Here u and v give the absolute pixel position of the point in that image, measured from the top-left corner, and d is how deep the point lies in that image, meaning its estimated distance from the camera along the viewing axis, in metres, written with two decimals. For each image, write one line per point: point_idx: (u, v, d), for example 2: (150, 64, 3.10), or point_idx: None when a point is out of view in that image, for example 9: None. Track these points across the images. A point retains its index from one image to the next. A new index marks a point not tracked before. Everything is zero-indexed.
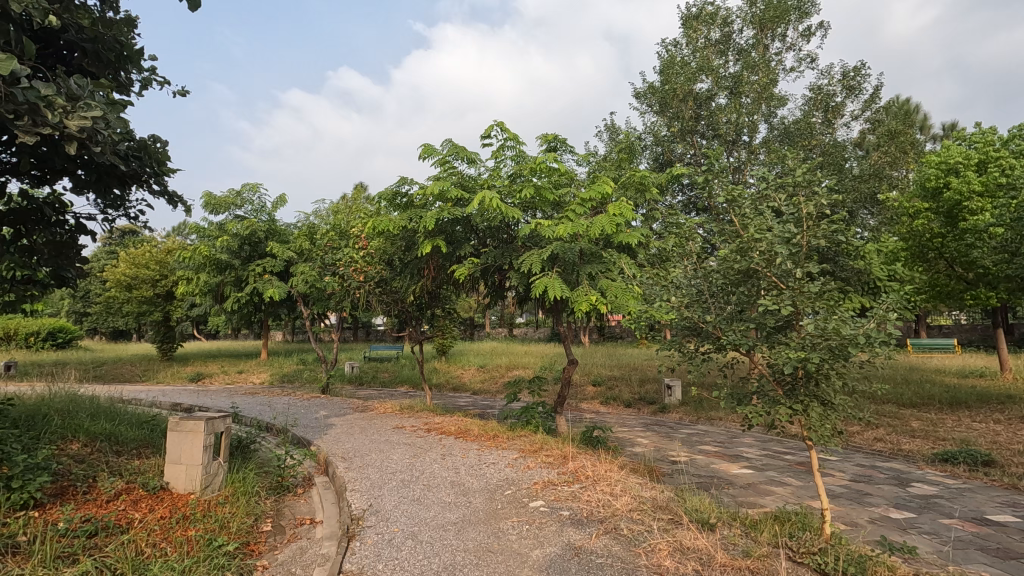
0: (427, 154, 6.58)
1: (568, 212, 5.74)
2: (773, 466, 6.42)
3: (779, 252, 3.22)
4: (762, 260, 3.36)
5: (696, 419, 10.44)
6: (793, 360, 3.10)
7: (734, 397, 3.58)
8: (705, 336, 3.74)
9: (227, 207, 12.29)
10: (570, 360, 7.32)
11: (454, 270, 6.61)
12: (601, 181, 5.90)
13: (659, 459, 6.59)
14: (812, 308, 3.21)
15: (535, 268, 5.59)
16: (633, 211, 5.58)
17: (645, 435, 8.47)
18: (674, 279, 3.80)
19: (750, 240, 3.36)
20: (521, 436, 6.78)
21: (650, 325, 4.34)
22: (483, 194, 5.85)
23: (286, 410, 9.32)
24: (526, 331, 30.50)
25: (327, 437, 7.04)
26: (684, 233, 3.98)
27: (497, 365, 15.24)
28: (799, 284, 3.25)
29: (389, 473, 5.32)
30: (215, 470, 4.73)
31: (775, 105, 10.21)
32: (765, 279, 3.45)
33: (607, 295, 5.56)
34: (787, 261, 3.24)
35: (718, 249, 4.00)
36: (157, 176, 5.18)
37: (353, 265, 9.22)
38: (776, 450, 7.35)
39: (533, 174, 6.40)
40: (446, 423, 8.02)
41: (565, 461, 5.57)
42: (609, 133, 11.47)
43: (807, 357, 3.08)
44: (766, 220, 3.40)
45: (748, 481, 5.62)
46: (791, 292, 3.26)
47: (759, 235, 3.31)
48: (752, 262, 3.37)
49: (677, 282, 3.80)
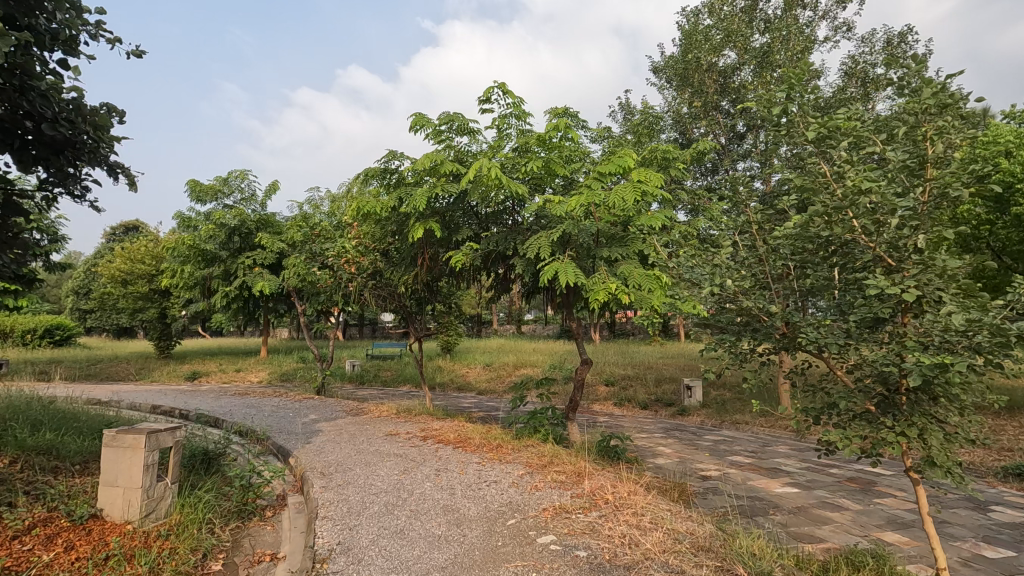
0: (419, 125, 5.70)
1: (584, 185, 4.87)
2: (820, 483, 5.54)
3: (898, 213, 2.22)
4: (867, 225, 2.35)
5: (720, 422, 9.56)
6: (919, 370, 2.15)
7: (810, 414, 2.69)
8: (768, 331, 2.84)
9: (214, 195, 11.57)
10: (585, 360, 6.42)
11: (451, 257, 5.76)
12: (621, 152, 5.00)
13: (688, 473, 5.72)
14: (939, 292, 2.24)
15: (542, 251, 4.73)
16: (663, 178, 4.66)
17: (667, 443, 7.61)
18: (720, 259, 2.87)
19: (844, 198, 2.35)
20: (528, 446, 5.96)
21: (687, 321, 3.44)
22: (481, 163, 4.98)
23: (273, 413, 8.55)
24: (536, 327, 29.65)
25: (310, 445, 6.26)
26: (740, 195, 3.03)
27: (504, 364, 14.43)
28: (924, 259, 2.26)
29: (371, 495, 4.49)
30: (160, 494, 3.95)
31: (810, 77, 9.19)
32: (863, 253, 2.48)
33: (629, 285, 4.65)
34: (905, 226, 2.26)
35: (784, 217, 3.05)
36: (104, 144, 4.42)
37: (343, 256, 8.43)
38: (819, 463, 6.44)
39: (541, 147, 5.56)
40: (445, 429, 7.21)
41: (580, 479, 4.72)
42: (623, 112, 10.54)
43: (937, 365, 2.13)
44: (868, 169, 2.41)
45: (796, 504, 4.74)
46: (911, 270, 2.27)
47: (865, 191, 2.31)
48: (851, 229, 2.37)
49: (726, 263, 2.88)
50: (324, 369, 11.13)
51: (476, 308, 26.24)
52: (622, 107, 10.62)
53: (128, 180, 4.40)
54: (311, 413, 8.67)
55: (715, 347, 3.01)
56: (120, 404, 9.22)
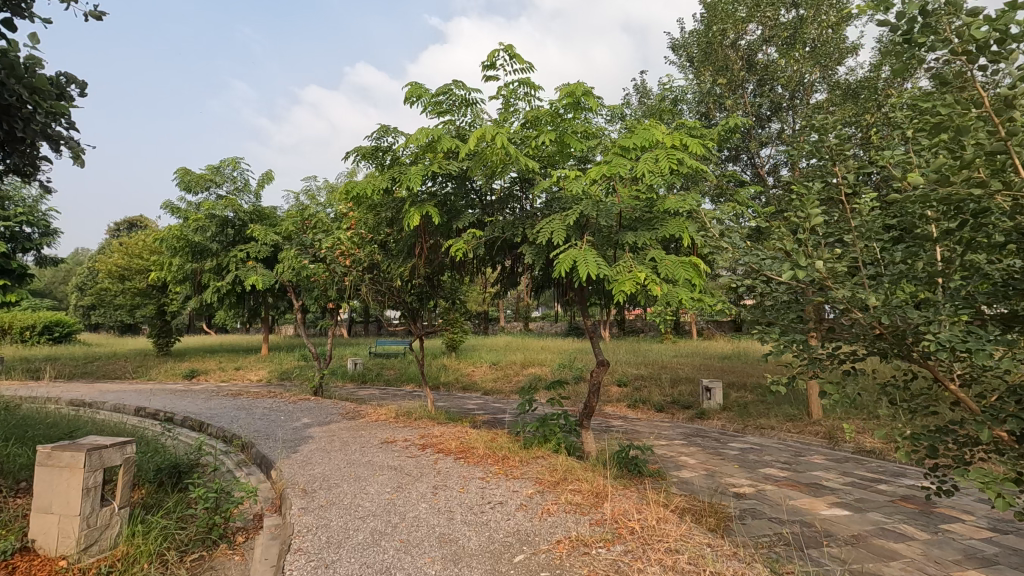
0: (415, 96, 5.05)
1: (609, 156, 4.22)
2: (871, 503, 4.86)
3: None
4: None
5: (743, 427, 8.90)
6: None
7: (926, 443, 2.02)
8: (857, 330, 2.18)
9: (205, 184, 11.05)
10: (601, 361, 5.73)
11: (450, 246, 5.10)
12: (648, 123, 4.34)
13: (719, 490, 5.05)
14: None
15: (556, 237, 4.07)
16: (702, 146, 4.09)
17: (690, 452, 6.93)
18: (801, 238, 2.15)
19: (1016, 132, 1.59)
20: (538, 458, 5.31)
21: (741, 318, 2.79)
22: (485, 131, 4.32)
23: (263, 417, 7.94)
24: (543, 324, 29.03)
25: (296, 455, 5.66)
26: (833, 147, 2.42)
27: (512, 362, 13.83)
28: None
29: (356, 520, 3.87)
30: (106, 521, 3.35)
31: (845, 53, 8.36)
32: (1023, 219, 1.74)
33: (660, 273, 3.96)
34: None
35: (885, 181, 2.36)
36: (46, 114, 3.83)
37: (339, 249, 8.08)
38: (864, 478, 5.76)
39: (555, 121, 4.90)
40: (447, 435, 6.59)
41: (599, 501, 4.06)
42: (638, 94, 9.79)
43: None
44: None
45: (850, 532, 4.07)
46: None
47: None
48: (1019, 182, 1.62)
49: (805, 240, 2.18)
50: (320, 369, 10.50)
51: (484, 306, 25.58)
52: (638, 89, 9.84)
53: (72, 154, 3.85)
54: (305, 415, 8.09)
55: (784, 350, 2.34)
56: (103, 407, 8.65)
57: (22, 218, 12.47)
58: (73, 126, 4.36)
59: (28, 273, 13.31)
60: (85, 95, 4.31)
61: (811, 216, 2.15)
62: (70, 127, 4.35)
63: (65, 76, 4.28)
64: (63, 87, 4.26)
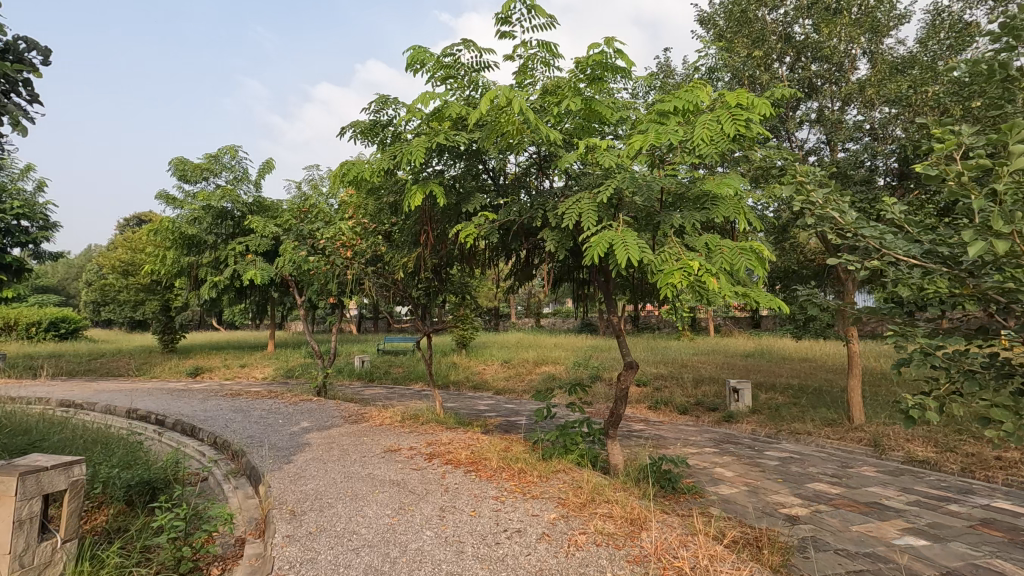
0: (416, 61, 4.41)
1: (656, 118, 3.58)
2: (948, 529, 4.20)
3: None
4: None
5: (776, 431, 8.22)
6: None
7: None
8: None
9: (202, 173, 10.56)
10: (629, 363, 5.07)
11: (457, 233, 4.47)
12: (698, 85, 3.68)
13: (768, 512, 4.41)
14: None
15: (585, 218, 3.45)
16: (769, 108, 3.45)
17: (724, 462, 6.25)
18: (999, 188, 1.75)
19: None
20: (559, 473, 4.67)
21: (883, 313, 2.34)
22: (496, 91, 3.66)
23: (259, 420, 7.40)
24: (555, 321, 28.21)
25: (288, 467, 5.08)
26: None
27: (524, 360, 13.23)
28: None
29: (350, 553, 3.27)
30: (44, 559, 2.78)
31: (892, 23, 7.58)
32: None
33: (712, 260, 3.29)
34: None
35: None
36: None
37: (339, 239, 7.49)
38: (927, 496, 5.09)
39: (583, 85, 4.24)
40: (456, 443, 6.00)
41: (635, 532, 3.44)
42: (661, 72, 9.05)
43: None
44: None
45: (937, 571, 3.40)
46: None
47: None
48: None
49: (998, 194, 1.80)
50: (324, 367, 9.95)
51: (494, 301, 24.90)
52: (661, 67, 9.10)
53: (10, 120, 3.28)
54: (304, 418, 7.55)
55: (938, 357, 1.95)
56: (94, 408, 8.19)
57: (17, 210, 12.07)
58: (34, 97, 3.81)
59: (25, 268, 12.90)
60: (48, 63, 3.75)
61: (1009, 159, 1.75)
62: (31, 97, 3.80)
63: (22, 40, 3.69)
64: (19, 53, 3.67)
